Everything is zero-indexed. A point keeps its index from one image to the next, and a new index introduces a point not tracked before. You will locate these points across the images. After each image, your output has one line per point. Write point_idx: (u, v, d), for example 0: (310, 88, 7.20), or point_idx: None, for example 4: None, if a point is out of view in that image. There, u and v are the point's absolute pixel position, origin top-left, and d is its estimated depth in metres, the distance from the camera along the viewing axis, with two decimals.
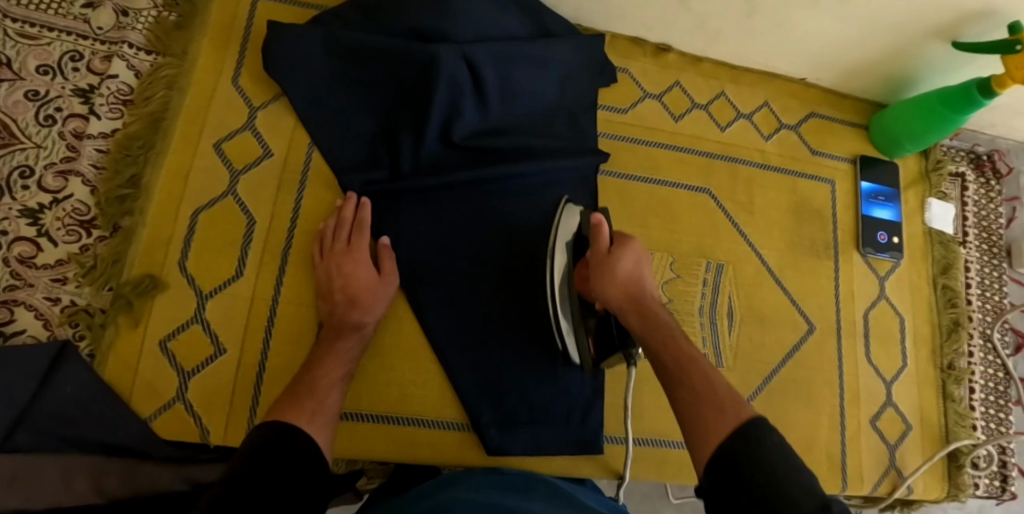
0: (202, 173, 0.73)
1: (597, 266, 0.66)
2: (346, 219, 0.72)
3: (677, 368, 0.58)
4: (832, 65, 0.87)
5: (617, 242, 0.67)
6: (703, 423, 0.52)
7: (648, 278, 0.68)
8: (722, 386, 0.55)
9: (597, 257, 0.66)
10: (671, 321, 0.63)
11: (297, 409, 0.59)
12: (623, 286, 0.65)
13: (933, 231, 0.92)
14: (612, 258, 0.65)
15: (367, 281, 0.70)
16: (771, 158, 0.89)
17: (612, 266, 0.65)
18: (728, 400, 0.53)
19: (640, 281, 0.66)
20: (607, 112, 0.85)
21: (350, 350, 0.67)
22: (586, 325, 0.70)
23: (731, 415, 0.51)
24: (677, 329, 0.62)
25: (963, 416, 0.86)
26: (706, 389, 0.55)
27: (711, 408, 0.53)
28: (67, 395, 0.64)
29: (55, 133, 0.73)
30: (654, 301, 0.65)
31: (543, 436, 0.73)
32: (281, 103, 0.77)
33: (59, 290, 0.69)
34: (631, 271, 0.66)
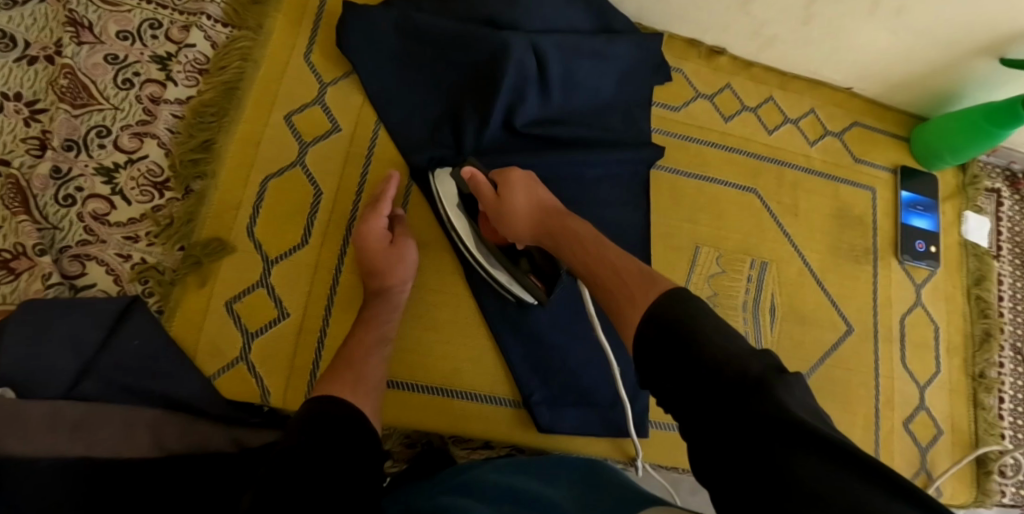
0: (273, 143, 0.75)
1: (493, 212, 0.68)
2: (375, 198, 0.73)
3: (592, 268, 0.59)
4: (880, 76, 0.89)
5: (500, 182, 0.69)
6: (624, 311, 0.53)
7: (547, 195, 0.69)
8: (631, 272, 0.56)
9: (488, 205, 0.68)
10: (574, 223, 0.64)
11: (339, 382, 0.61)
12: (525, 216, 0.67)
13: (968, 243, 0.94)
14: (501, 200, 0.67)
15: (387, 251, 0.70)
16: (816, 163, 0.91)
17: (504, 208, 0.67)
18: (637, 284, 0.54)
19: (542, 202, 0.67)
20: (661, 109, 0.87)
21: (387, 317, 0.69)
22: (521, 265, 0.72)
23: (643, 298, 0.52)
24: (584, 230, 0.63)
25: (993, 424, 0.87)
26: (618, 282, 0.56)
27: (625, 296, 0.54)
28: (134, 348, 0.65)
29: (132, 96, 0.75)
30: (559, 212, 0.66)
31: (589, 417, 0.74)
32: (350, 81, 0.79)
33: (130, 248, 0.71)
34: (524, 197, 0.67)
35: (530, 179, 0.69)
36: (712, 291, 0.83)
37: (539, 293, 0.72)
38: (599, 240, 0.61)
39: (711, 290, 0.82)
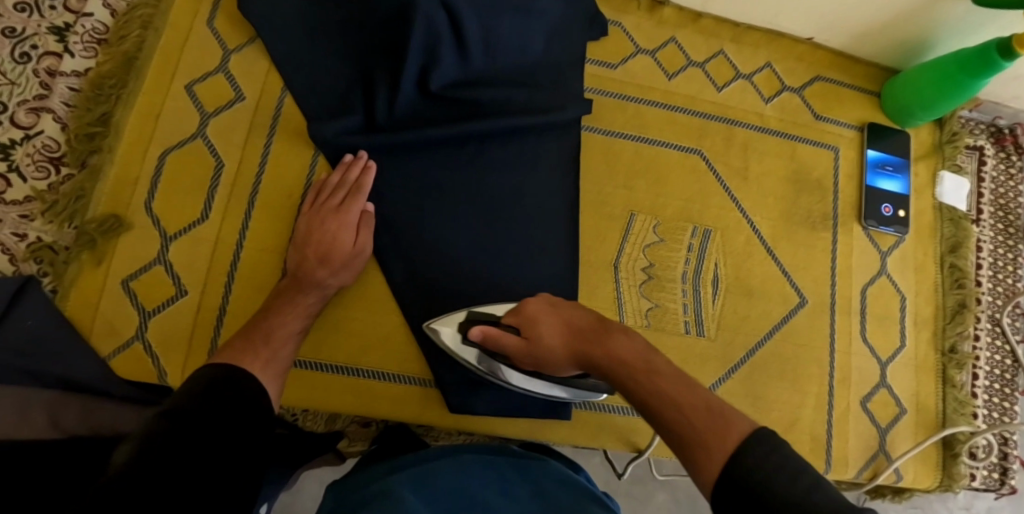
0: (173, 113, 0.72)
1: (530, 360, 0.63)
2: (347, 181, 0.70)
3: (651, 408, 0.52)
4: (842, 25, 0.80)
5: (523, 325, 0.64)
6: (696, 450, 0.46)
7: (577, 314, 0.62)
8: (701, 412, 0.48)
9: (517, 350, 0.63)
10: (618, 351, 0.56)
11: (251, 353, 0.59)
12: (561, 351, 0.61)
13: (943, 206, 0.86)
14: (530, 343, 0.62)
15: (349, 251, 0.67)
16: (771, 121, 0.84)
17: (535, 349, 0.62)
18: (706, 417, 0.47)
19: (585, 332, 0.60)
20: (597, 67, 0.80)
21: (311, 306, 0.66)
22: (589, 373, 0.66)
23: (714, 438, 0.45)
24: (634, 357, 0.55)
25: (963, 403, 0.81)
26: (683, 415, 0.48)
27: (695, 436, 0.46)
28: (28, 328, 0.63)
29: (29, 70, 0.72)
30: (597, 333, 0.59)
31: (504, 396, 0.71)
32: (256, 47, 0.75)
33: (26, 226, 0.69)
34: (554, 334, 0.62)
35: (552, 303, 0.65)
36: (648, 262, 0.77)
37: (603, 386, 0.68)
38: (660, 370, 0.53)
39: (647, 261, 0.76)
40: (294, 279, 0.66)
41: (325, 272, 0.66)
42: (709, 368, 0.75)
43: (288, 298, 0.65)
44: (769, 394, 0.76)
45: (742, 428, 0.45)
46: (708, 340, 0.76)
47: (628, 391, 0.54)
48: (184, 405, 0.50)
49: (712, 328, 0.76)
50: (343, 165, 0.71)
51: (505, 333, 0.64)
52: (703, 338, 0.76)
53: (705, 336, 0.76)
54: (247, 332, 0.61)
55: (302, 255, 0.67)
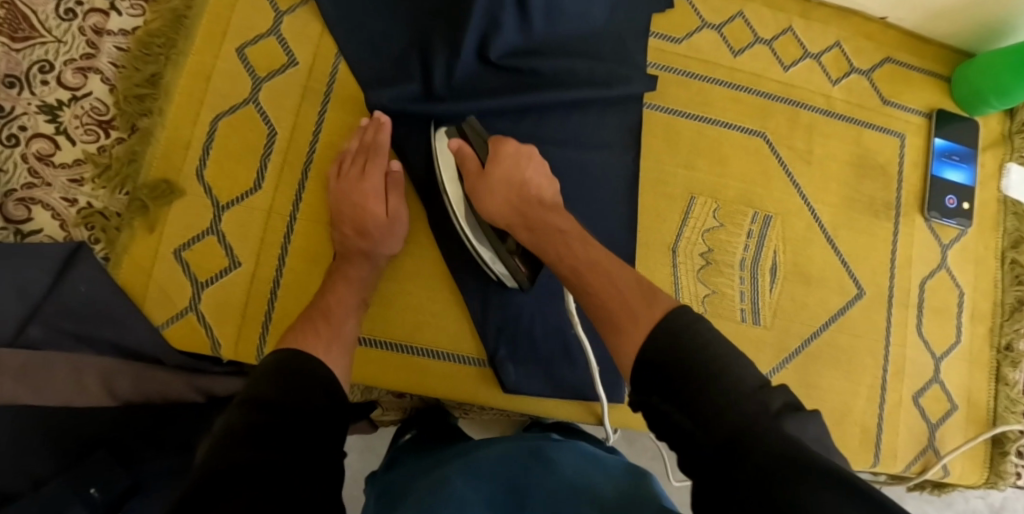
0: (223, 76, 0.69)
1: (473, 184, 0.64)
2: (362, 145, 0.68)
3: (591, 306, 0.54)
4: (921, 4, 0.76)
5: (488, 159, 0.65)
6: (628, 325, 0.48)
7: (534, 175, 0.65)
8: (631, 291, 0.51)
9: (470, 175, 0.65)
10: (561, 224, 0.60)
11: (314, 334, 0.58)
12: (506, 201, 0.63)
13: (1008, 199, 0.83)
14: (482, 173, 0.64)
15: (382, 219, 0.67)
16: (838, 104, 0.80)
17: (484, 181, 0.64)
18: (637, 310, 0.49)
19: (528, 186, 0.64)
20: (661, 40, 0.77)
21: (363, 278, 0.65)
22: (507, 244, 0.67)
23: (648, 315, 0.47)
24: (579, 245, 0.58)
25: (1016, 402, 0.79)
26: (619, 304, 0.51)
27: (629, 318, 0.49)
28: (82, 294, 0.63)
29: (75, 28, 0.69)
30: (543, 207, 0.62)
31: (557, 375, 0.70)
32: (309, 8, 0.72)
33: (76, 192, 0.67)
34: (509, 178, 0.63)
35: (523, 155, 0.66)
36: (706, 246, 0.75)
37: (522, 278, 0.67)
38: (586, 242, 0.58)
39: (705, 246, 0.75)
40: (340, 255, 0.66)
41: (368, 244, 0.66)
42: (763, 357, 0.74)
43: (341, 275, 0.65)
44: (823, 384, 0.75)
45: (666, 305, 0.48)
46: (763, 328, 0.75)
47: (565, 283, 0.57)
48: (259, 392, 0.49)
49: (768, 316, 0.75)
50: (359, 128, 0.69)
51: (473, 153, 0.66)
52: (759, 326, 0.75)
53: (761, 324, 0.75)
54: (310, 313, 0.61)
55: (343, 230, 0.67)
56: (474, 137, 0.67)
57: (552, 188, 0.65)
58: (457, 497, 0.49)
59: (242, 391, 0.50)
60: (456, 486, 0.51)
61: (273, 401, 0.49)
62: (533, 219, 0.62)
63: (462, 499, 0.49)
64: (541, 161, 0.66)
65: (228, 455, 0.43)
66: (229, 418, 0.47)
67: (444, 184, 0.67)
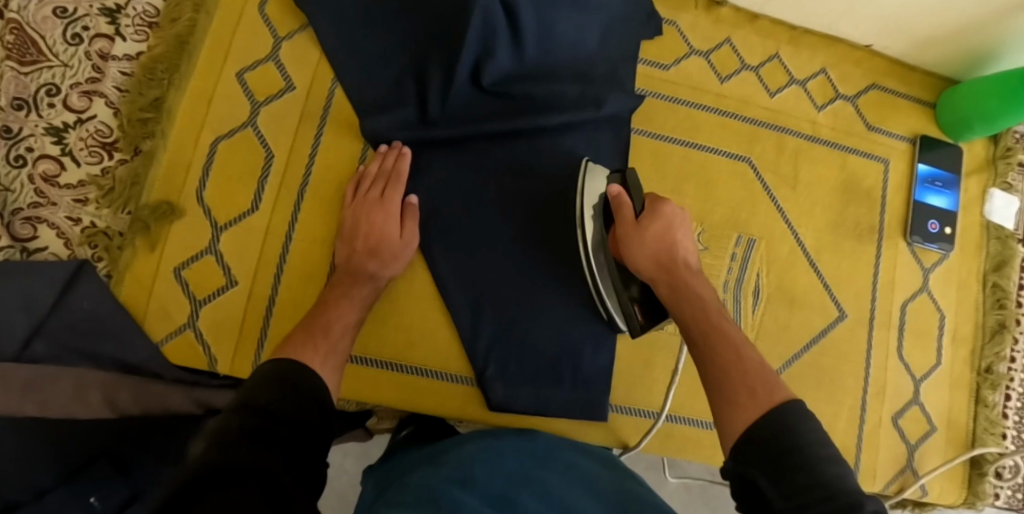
0: (224, 100, 0.72)
1: (624, 233, 0.64)
2: (385, 170, 0.70)
3: (705, 340, 0.57)
4: (906, 32, 0.78)
5: (650, 208, 0.65)
6: (739, 398, 0.51)
7: (685, 240, 0.65)
8: (753, 363, 0.53)
9: (625, 224, 0.64)
10: (699, 288, 0.62)
11: (310, 346, 0.61)
12: (653, 257, 0.63)
13: (990, 224, 0.85)
14: (640, 226, 0.64)
15: (396, 239, 0.68)
16: (823, 129, 0.82)
17: (641, 233, 0.63)
18: (759, 379, 0.52)
19: (688, 261, 0.64)
20: (649, 67, 0.79)
21: (365, 297, 0.67)
22: (629, 291, 0.67)
23: (762, 401, 0.49)
24: (711, 304, 0.60)
25: (994, 423, 0.81)
26: (741, 371, 0.53)
27: (744, 393, 0.51)
28: (85, 310, 0.65)
29: (81, 52, 0.71)
30: (686, 266, 0.64)
31: (545, 396, 0.72)
32: (307, 35, 0.74)
33: (80, 211, 0.69)
34: (661, 237, 0.64)
35: (677, 218, 0.66)
36: None
37: (636, 325, 0.67)
38: (738, 331, 0.58)
39: None
40: (346, 272, 0.67)
41: (375, 264, 0.67)
42: None
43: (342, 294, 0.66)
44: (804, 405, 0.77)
45: (785, 392, 0.50)
46: None
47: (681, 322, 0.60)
48: (256, 397, 0.52)
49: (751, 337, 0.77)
50: (379, 154, 0.72)
51: (628, 203, 0.66)
52: None
53: None
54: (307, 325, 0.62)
55: (351, 248, 0.68)
56: (635, 189, 0.67)
57: (695, 256, 0.66)
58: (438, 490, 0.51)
59: (238, 396, 0.53)
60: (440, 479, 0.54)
61: (270, 410, 0.51)
62: (677, 280, 0.62)
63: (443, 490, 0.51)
64: (689, 225, 0.67)
65: (230, 451, 0.45)
66: (227, 418, 0.49)
67: (581, 215, 0.68)
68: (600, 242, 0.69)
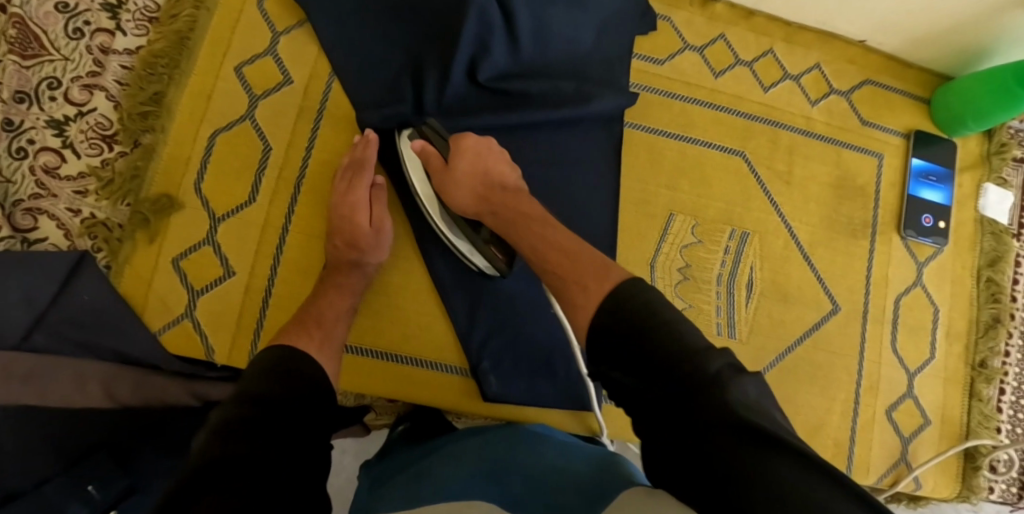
0: (223, 94, 0.73)
1: (439, 181, 0.66)
2: (354, 161, 0.70)
3: (550, 257, 0.57)
4: (899, 29, 0.78)
5: (450, 149, 0.67)
6: (585, 299, 0.51)
7: (498, 167, 0.66)
8: (591, 264, 0.54)
9: (438, 172, 0.66)
10: (523, 206, 0.63)
11: (305, 334, 0.61)
12: (470, 190, 0.65)
13: (985, 219, 0.85)
14: (448, 168, 0.65)
15: (368, 229, 0.68)
16: (817, 125, 0.83)
17: (450, 173, 0.65)
18: (595, 271, 0.52)
19: (505, 179, 0.65)
20: (644, 62, 0.80)
21: (354, 286, 0.68)
22: (482, 236, 0.68)
23: (595, 292, 0.50)
24: (543, 218, 0.61)
25: (988, 417, 0.81)
26: (574, 271, 0.54)
27: (579, 292, 0.52)
28: (84, 302, 0.66)
29: (82, 47, 0.72)
30: (504, 190, 0.65)
31: (539, 388, 0.72)
32: (305, 30, 0.75)
33: (80, 203, 0.70)
34: (472, 171, 0.65)
35: (482, 150, 0.67)
36: (685, 262, 0.77)
37: (500, 265, 0.68)
38: (554, 228, 0.59)
39: (684, 262, 0.77)
40: (330, 266, 0.68)
41: (357, 254, 0.68)
42: None
43: (331, 284, 0.67)
44: (798, 398, 0.77)
45: (614, 280, 0.50)
46: (740, 342, 0.77)
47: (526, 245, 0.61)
48: (251, 386, 0.52)
49: (744, 331, 0.77)
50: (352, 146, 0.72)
51: (434, 150, 0.68)
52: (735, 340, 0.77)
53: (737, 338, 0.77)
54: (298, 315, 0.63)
55: (334, 243, 0.69)
56: (436, 138, 0.68)
57: (516, 175, 0.67)
58: (433, 480, 0.52)
59: (236, 388, 0.53)
60: (435, 471, 0.55)
61: (266, 396, 0.52)
62: (497, 203, 0.64)
63: (438, 480, 0.52)
64: (496, 147, 0.68)
65: (226, 444, 0.46)
66: (224, 410, 0.50)
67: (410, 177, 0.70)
68: (434, 199, 0.69)
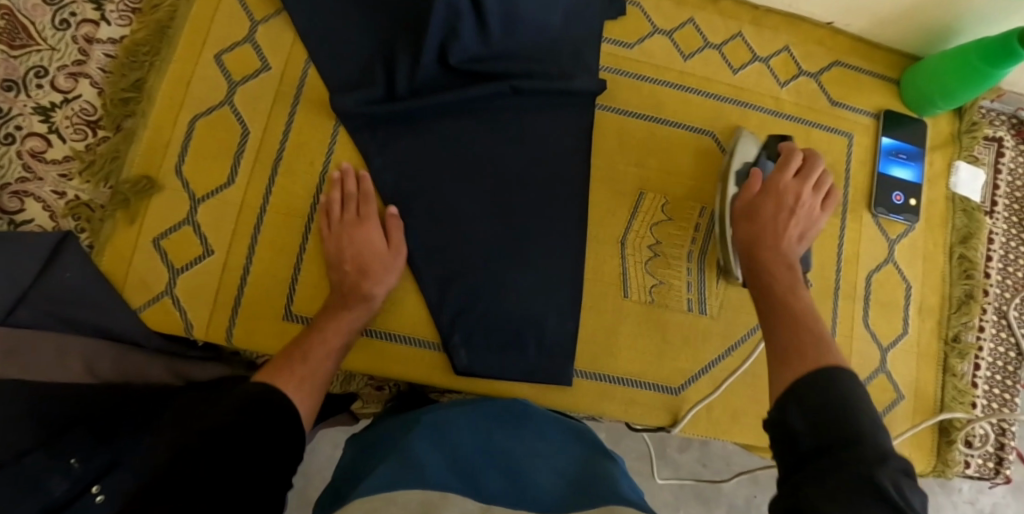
0: (203, 80, 0.75)
1: (744, 207, 0.72)
2: (349, 193, 0.73)
3: (789, 317, 0.61)
4: (864, 9, 0.80)
5: (770, 185, 0.72)
6: (797, 358, 0.54)
7: (796, 219, 0.70)
8: (810, 334, 0.57)
9: (744, 200, 0.72)
10: (779, 269, 0.67)
11: (292, 368, 0.62)
12: (756, 225, 0.70)
13: (956, 196, 0.86)
14: (755, 203, 0.71)
15: (384, 248, 0.71)
16: (786, 106, 0.84)
17: (754, 211, 0.71)
18: (814, 350, 0.54)
19: (795, 287, 0.65)
20: (613, 46, 0.82)
21: (354, 321, 0.68)
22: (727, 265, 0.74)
23: (801, 360, 0.53)
24: (782, 284, 0.65)
25: (963, 392, 0.82)
26: (809, 347, 0.55)
27: (790, 353, 0.55)
28: (67, 278, 0.68)
29: (68, 37, 0.75)
30: (780, 244, 0.69)
31: (509, 361, 0.73)
32: (282, 19, 0.78)
33: (64, 185, 0.73)
34: (767, 213, 0.70)
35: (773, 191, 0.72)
36: (655, 239, 0.78)
37: (731, 277, 0.75)
38: (796, 296, 0.64)
39: (654, 239, 0.78)
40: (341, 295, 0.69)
41: (369, 283, 0.70)
42: (710, 346, 0.78)
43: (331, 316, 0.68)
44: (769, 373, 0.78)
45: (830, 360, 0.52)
46: (710, 318, 0.78)
47: (764, 305, 0.64)
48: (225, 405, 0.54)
49: (714, 306, 0.78)
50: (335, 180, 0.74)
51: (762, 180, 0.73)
52: (706, 316, 0.78)
53: (707, 314, 0.78)
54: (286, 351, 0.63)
55: (342, 273, 0.71)
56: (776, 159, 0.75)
57: (795, 238, 0.70)
58: (409, 444, 0.54)
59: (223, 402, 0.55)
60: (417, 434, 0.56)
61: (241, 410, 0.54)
62: (759, 256, 0.68)
63: (413, 443, 0.54)
64: (822, 216, 0.73)
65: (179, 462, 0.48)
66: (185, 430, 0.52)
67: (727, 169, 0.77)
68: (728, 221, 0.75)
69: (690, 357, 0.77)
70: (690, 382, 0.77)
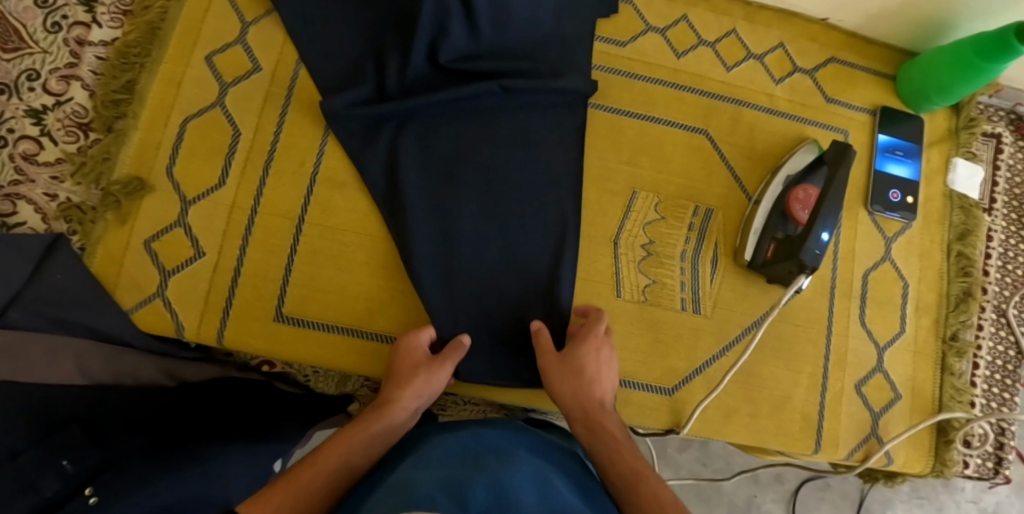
0: (193, 82, 0.75)
1: (547, 366, 0.68)
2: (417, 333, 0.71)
3: (625, 481, 0.55)
4: (858, 4, 0.79)
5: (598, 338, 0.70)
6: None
7: (609, 378, 0.68)
8: (668, 498, 0.53)
9: (550, 359, 0.68)
10: (617, 431, 0.62)
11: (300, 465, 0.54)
12: (571, 383, 0.66)
13: (954, 193, 0.85)
14: (567, 361, 0.67)
15: (421, 360, 0.68)
16: (780, 103, 0.83)
17: (572, 369, 0.66)
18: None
19: (603, 401, 0.65)
20: (605, 44, 0.81)
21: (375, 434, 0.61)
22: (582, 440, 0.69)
23: None
24: (624, 444, 0.60)
25: (962, 391, 0.81)
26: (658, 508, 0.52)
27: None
28: (59, 280, 0.68)
29: (60, 39, 0.76)
30: (603, 406, 0.65)
31: (501, 362, 0.73)
32: (272, 19, 0.77)
33: (56, 188, 0.73)
34: (589, 378, 0.66)
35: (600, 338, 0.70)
36: (648, 239, 0.78)
37: (759, 260, 0.76)
38: (636, 453, 0.59)
39: (647, 238, 0.78)
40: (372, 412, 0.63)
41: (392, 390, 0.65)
42: (703, 346, 0.77)
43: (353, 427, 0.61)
44: (764, 373, 0.77)
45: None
46: (704, 317, 0.77)
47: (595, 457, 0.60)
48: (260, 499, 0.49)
49: (708, 305, 0.78)
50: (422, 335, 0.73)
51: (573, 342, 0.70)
52: (700, 315, 0.77)
53: (701, 313, 0.77)
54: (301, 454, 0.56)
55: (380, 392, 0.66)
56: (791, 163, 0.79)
57: (609, 392, 0.67)
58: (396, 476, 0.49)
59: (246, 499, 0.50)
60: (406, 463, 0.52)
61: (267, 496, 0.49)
62: (594, 420, 0.63)
63: (401, 475, 0.49)
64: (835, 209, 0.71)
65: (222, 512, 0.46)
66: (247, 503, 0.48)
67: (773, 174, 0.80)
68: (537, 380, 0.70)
69: (684, 357, 0.76)
70: (683, 383, 0.76)
